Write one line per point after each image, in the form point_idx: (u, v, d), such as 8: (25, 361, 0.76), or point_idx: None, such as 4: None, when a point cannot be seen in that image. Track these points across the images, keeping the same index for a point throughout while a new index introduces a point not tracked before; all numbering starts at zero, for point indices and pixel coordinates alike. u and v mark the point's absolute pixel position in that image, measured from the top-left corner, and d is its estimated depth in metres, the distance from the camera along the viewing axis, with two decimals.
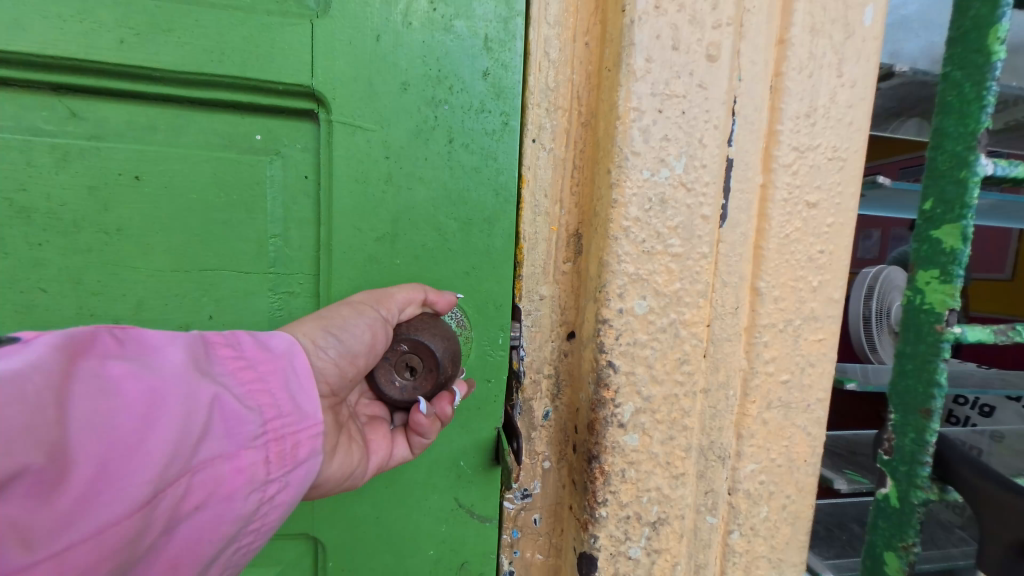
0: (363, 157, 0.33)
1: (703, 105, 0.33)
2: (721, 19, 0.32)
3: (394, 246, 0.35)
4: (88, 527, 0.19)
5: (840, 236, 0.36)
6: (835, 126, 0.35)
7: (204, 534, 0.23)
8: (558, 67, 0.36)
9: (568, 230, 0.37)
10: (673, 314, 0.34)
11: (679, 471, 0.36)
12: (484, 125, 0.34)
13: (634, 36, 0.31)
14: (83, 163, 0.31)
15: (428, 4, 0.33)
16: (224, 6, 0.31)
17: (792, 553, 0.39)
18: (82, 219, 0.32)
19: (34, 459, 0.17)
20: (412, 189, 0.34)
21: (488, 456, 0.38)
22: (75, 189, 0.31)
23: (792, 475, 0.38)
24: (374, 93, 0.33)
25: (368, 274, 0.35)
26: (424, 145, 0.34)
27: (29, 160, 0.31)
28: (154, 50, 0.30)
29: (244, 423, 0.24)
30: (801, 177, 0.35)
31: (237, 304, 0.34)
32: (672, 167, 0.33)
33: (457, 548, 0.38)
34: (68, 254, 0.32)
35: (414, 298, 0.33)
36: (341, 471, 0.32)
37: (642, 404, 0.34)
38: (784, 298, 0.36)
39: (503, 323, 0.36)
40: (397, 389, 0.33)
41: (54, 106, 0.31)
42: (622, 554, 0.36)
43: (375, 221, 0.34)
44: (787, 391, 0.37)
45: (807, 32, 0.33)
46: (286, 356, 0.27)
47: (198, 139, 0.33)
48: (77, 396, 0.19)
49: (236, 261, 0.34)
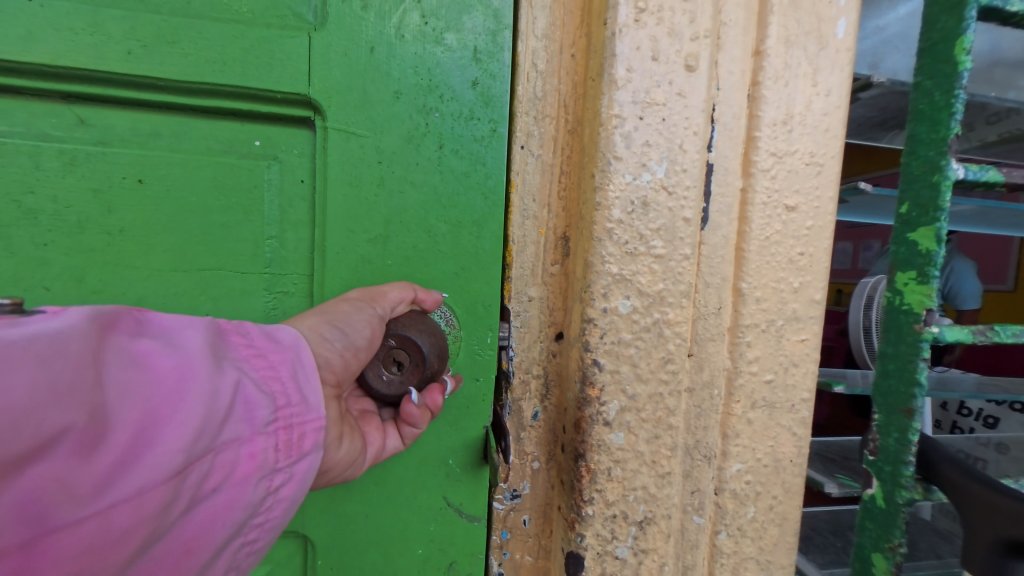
0: (357, 162, 0.35)
1: (682, 112, 0.34)
2: (699, 31, 0.34)
3: (385, 248, 0.36)
4: (129, 488, 0.19)
5: (819, 238, 0.37)
6: (811, 133, 0.36)
7: (218, 517, 0.23)
8: (545, 77, 0.37)
9: (555, 233, 0.38)
10: (656, 313, 0.35)
11: (665, 470, 0.36)
12: (473, 131, 0.36)
13: (616, 47, 0.33)
14: (89, 167, 0.33)
15: (420, 17, 0.34)
16: (226, 20, 0.33)
17: (781, 555, 0.39)
18: (86, 220, 0.33)
19: (76, 418, 0.18)
20: (404, 193, 0.36)
21: (476, 455, 0.38)
22: (81, 193, 0.33)
23: (778, 475, 0.38)
24: (368, 101, 0.34)
25: (359, 274, 0.36)
26: (416, 150, 0.35)
27: (36, 164, 0.32)
28: (160, 61, 0.32)
29: (260, 407, 0.24)
30: (780, 181, 0.36)
31: (233, 303, 0.35)
32: (653, 171, 0.34)
33: (445, 547, 0.39)
34: (71, 254, 0.33)
35: (405, 296, 0.34)
36: (346, 458, 0.33)
37: (628, 402, 0.35)
38: (766, 298, 0.36)
39: (492, 323, 0.37)
40: (385, 383, 0.33)
41: (63, 113, 0.32)
42: (609, 554, 0.36)
43: (367, 224, 0.35)
44: (771, 391, 0.37)
45: (781, 43, 0.35)
46: (293, 349, 0.27)
47: (199, 144, 0.34)
48: (111, 365, 0.20)
49: (233, 262, 0.35)
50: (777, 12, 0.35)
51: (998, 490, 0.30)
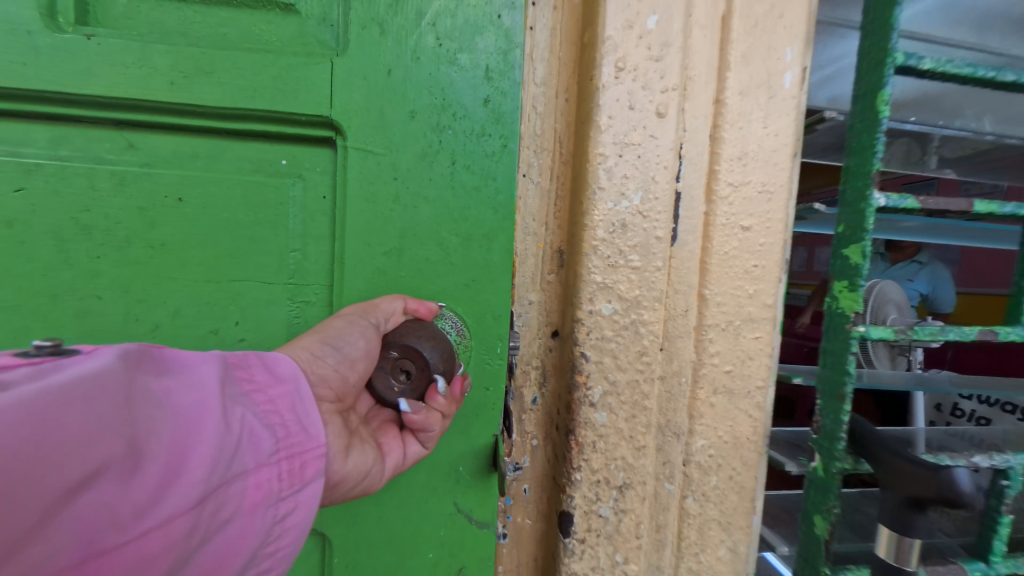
0: (377, 179, 0.43)
1: (654, 150, 0.42)
2: (667, 86, 0.42)
3: (401, 259, 0.44)
4: (162, 515, 0.23)
5: (770, 253, 0.44)
6: (763, 165, 0.43)
7: (231, 548, 0.27)
8: (544, 118, 0.45)
9: (551, 248, 0.46)
10: (634, 314, 0.43)
11: (641, 444, 0.44)
12: (486, 148, 0.43)
13: (601, 99, 0.41)
14: (135, 184, 0.41)
15: (437, 43, 0.42)
16: (258, 51, 0.41)
17: (739, 518, 0.46)
18: (130, 234, 0.41)
19: (113, 453, 0.22)
20: (418, 208, 0.44)
21: (481, 463, 0.46)
22: (127, 210, 0.41)
23: (737, 450, 0.45)
24: (387, 122, 0.42)
25: (376, 284, 0.44)
26: (430, 167, 0.43)
27: (90, 182, 0.40)
28: (196, 89, 0.40)
29: (263, 442, 0.29)
30: (737, 206, 0.43)
31: (257, 311, 0.43)
32: (630, 199, 0.42)
33: (453, 551, 0.46)
34: (117, 265, 0.41)
35: (395, 310, 0.42)
36: (356, 469, 0.40)
37: (610, 388, 0.43)
38: (726, 302, 0.44)
39: (500, 334, 0.45)
40: (392, 390, 0.41)
41: (115, 137, 0.41)
42: (595, 513, 0.43)
43: (385, 238, 0.44)
44: (730, 379, 0.45)
45: (737, 93, 0.43)
46: (289, 385, 0.33)
47: (231, 163, 0.42)
48: (135, 403, 0.24)
49: (259, 272, 0.43)
50: (734, 68, 0.42)
51: (896, 452, 0.39)
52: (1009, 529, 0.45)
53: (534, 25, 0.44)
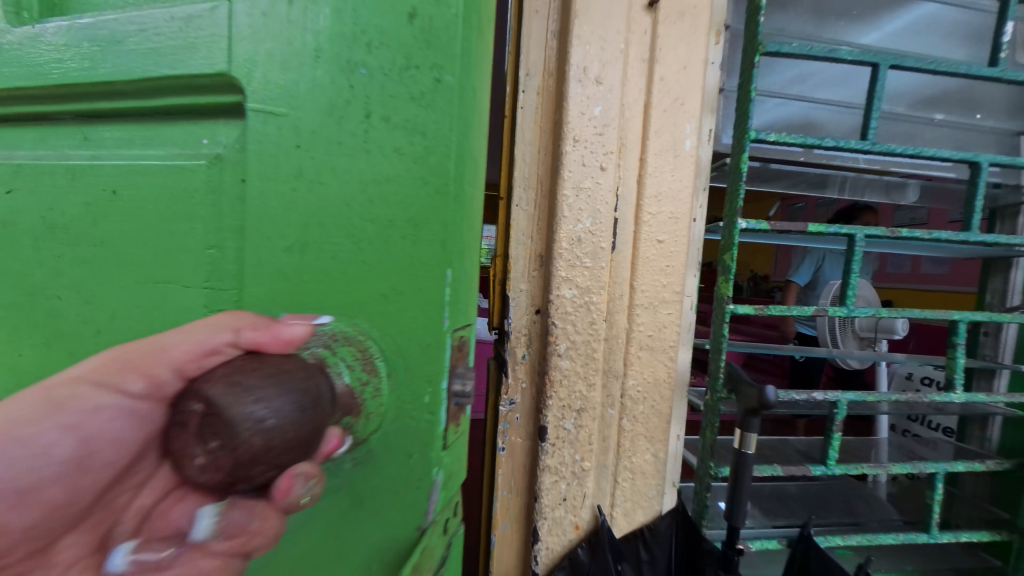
0: (278, 146, 0.39)
1: (600, 192, 0.65)
2: (609, 150, 0.65)
3: (302, 253, 0.40)
4: None
5: (679, 258, 0.67)
6: (673, 200, 0.66)
7: None
8: (530, 168, 0.69)
9: (535, 253, 0.69)
10: (587, 296, 0.66)
11: (592, 382, 0.67)
12: (414, 82, 0.40)
13: (565, 159, 0.64)
14: (80, 179, 0.46)
15: None
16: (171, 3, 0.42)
17: (660, 434, 0.69)
18: (81, 235, 0.47)
19: None
20: (326, 178, 0.40)
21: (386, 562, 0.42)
22: (72, 203, 0.47)
23: (658, 388, 0.68)
24: (288, 54, 0.38)
25: (276, 288, 0.41)
26: (345, 116, 0.39)
27: (50, 182, 0.47)
28: (120, 61, 0.44)
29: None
30: (655, 227, 0.66)
31: (177, 311, 0.44)
32: (584, 222, 0.65)
33: None
34: (71, 266, 0.47)
35: (247, 336, 0.35)
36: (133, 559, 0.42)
37: (572, 344, 0.66)
38: (649, 290, 0.67)
39: (427, 375, 0.43)
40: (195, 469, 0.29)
41: (73, 132, 0.49)
42: (562, 427, 0.67)
43: (285, 230, 0.40)
44: (653, 341, 0.68)
45: (654, 154, 0.66)
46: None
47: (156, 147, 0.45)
48: None
49: (175, 271, 0.44)
50: (652, 139, 0.65)
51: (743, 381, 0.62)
52: (838, 442, 0.70)
53: (524, 106, 0.68)
